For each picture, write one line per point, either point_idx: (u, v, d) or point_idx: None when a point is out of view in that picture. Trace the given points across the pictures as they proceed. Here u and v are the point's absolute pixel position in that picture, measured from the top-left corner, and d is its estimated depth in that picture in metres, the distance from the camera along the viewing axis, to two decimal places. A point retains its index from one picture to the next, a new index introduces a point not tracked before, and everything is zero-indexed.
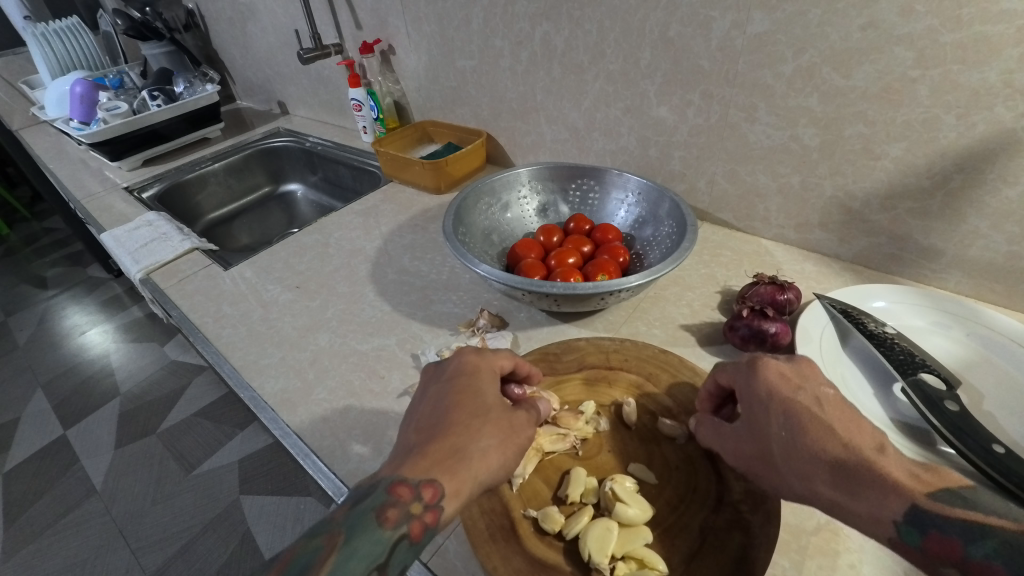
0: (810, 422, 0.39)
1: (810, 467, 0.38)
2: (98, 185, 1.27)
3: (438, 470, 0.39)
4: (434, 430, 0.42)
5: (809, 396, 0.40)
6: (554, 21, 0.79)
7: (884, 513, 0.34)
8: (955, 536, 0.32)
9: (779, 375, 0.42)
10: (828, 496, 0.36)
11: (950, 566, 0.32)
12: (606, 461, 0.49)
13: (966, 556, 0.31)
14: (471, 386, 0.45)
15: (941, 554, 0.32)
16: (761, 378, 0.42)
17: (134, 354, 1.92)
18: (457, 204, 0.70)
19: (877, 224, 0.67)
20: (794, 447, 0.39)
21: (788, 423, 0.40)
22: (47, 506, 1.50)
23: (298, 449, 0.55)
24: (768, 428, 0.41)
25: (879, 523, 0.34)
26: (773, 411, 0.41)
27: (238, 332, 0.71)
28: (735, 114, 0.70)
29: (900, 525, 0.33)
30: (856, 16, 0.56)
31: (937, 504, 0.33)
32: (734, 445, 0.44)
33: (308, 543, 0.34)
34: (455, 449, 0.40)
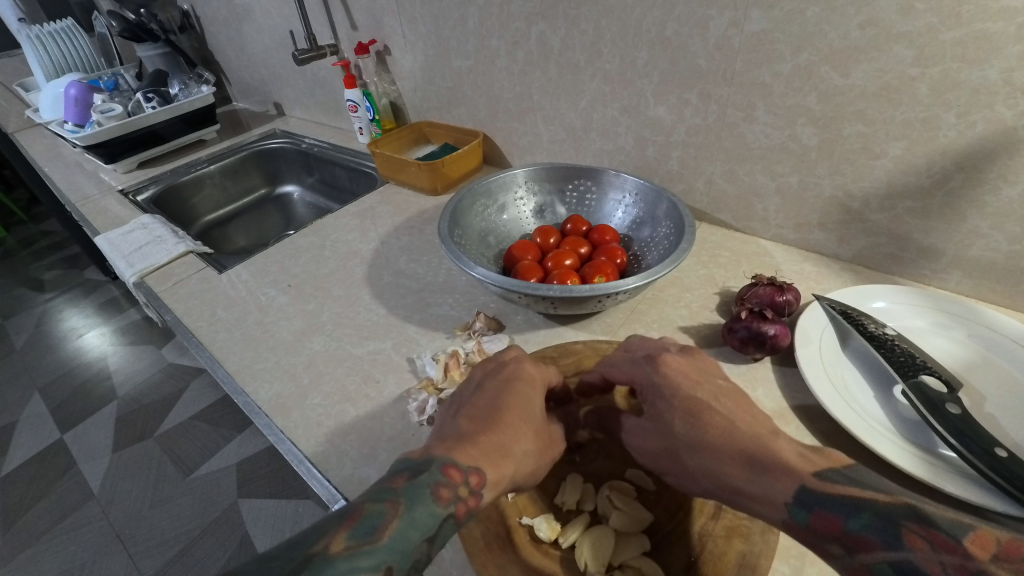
0: (707, 414, 0.43)
1: (715, 456, 0.40)
2: (94, 188, 1.26)
3: (484, 461, 0.39)
4: (484, 424, 0.43)
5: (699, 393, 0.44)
6: (551, 21, 0.79)
7: (778, 493, 0.36)
8: (836, 509, 0.33)
9: (678, 374, 0.46)
10: (728, 482, 0.39)
11: (832, 543, 0.33)
12: (603, 467, 0.48)
13: (846, 530, 0.33)
14: (523, 392, 0.47)
15: (825, 531, 0.33)
16: (661, 376, 0.46)
17: (132, 356, 1.91)
18: (453, 205, 0.70)
19: (877, 224, 0.67)
20: (695, 437, 0.42)
21: (688, 418, 0.43)
22: (45, 511, 1.49)
23: (292, 455, 0.54)
24: (669, 422, 0.44)
25: (775, 506, 0.36)
26: (676, 406, 0.44)
27: (233, 336, 0.70)
28: (733, 113, 0.69)
29: (790, 506, 0.35)
30: (855, 14, 0.56)
31: (821, 482, 0.35)
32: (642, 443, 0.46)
33: (374, 504, 0.33)
34: (500, 445, 0.41)
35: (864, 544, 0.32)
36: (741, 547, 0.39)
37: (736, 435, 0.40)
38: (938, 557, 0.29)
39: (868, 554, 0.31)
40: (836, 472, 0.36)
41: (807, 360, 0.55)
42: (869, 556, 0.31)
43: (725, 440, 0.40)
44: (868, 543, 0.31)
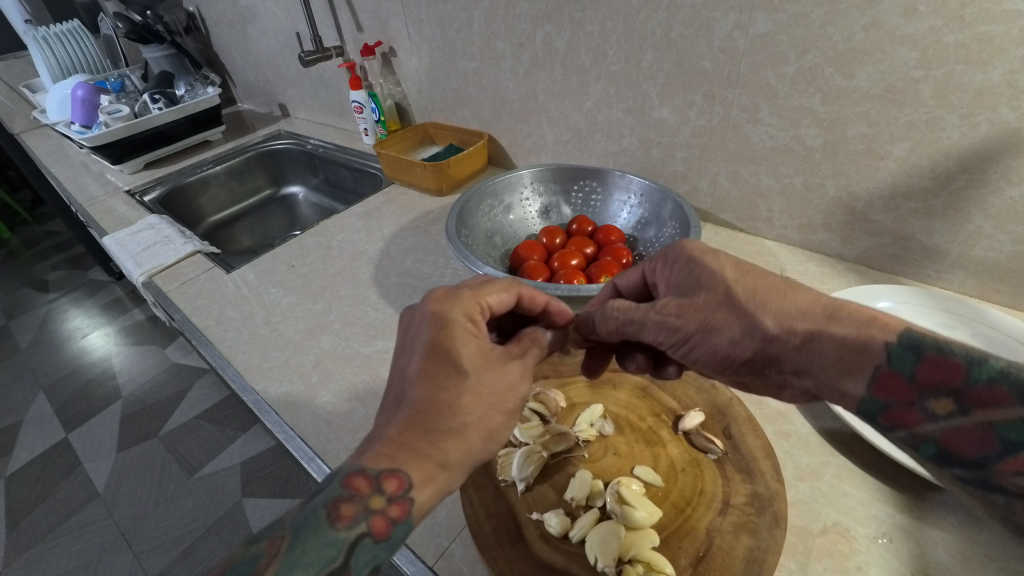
0: (739, 274, 0.43)
1: (767, 312, 0.40)
2: (100, 189, 1.27)
3: (404, 459, 0.38)
4: (401, 402, 0.40)
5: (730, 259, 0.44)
6: (556, 23, 0.79)
7: (874, 339, 0.36)
8: (959, 360, 0.33)
9: (699, 245, 0.46)
10: (805, 326, 0.39)
11: (944, 393, 0.34)
12: (612, 463, 0.47)
13: (965, 384, 0.33)
14: (439, 357, 0.41)
15: (933, 382, 0.34)
16: (690, 249, 0.46)
17: (136, 357, 1.92)
18: (460, 206, 0.71)
19: (881, 224, 0.67)
20: (752, 287, 0.42)
21: (740, 271, 0.43)
22: (50, 510, 1.50)
23: (301, 452, 0.55)
24: (708, 278, 0.43)
25: (870, 352, 0.36)
26: (722, 259, 0.44)
27: (241, 335, 0.71)
28: (738, 114, 0.70)
29: (894, 349, 0.35)
30: (859, 16, 0.56)
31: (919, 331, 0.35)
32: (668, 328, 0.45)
33: (247, 550, 0.33)
34: (425, 430, 0.39)
35: (988, 399, 0.32)
36: (748, 544, 0.40)
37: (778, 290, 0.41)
38: None
39: (991, 411, 0.32)
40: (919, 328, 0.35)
41: None
42: (993, 413, 0.32)
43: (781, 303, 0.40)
44: (992, 396, 0.32)
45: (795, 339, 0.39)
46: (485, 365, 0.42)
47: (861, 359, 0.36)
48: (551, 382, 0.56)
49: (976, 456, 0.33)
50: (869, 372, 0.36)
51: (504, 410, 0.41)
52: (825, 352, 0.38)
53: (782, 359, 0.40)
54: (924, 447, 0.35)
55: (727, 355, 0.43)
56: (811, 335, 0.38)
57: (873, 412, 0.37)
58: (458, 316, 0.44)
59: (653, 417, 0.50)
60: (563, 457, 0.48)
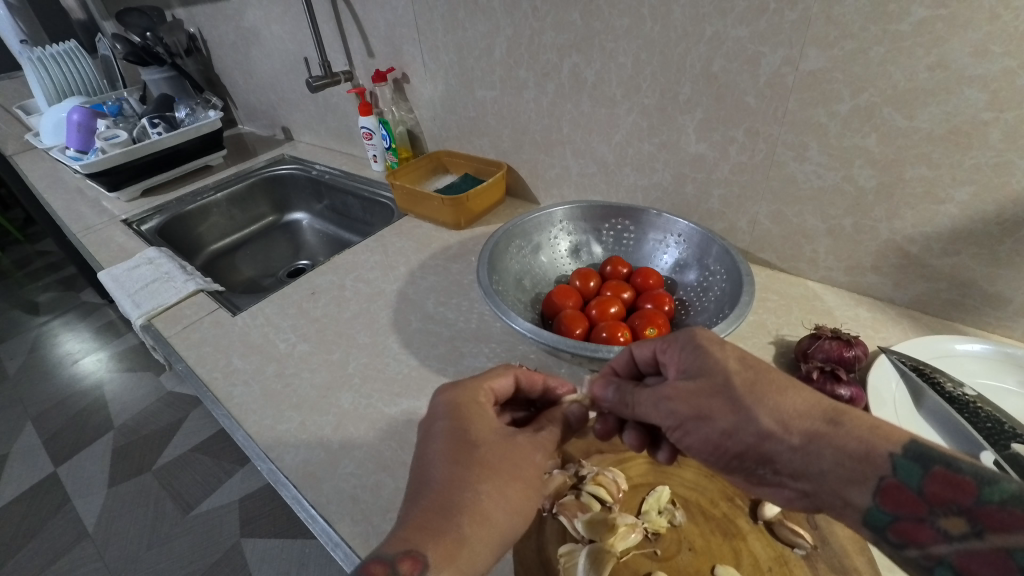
0: (744, 366, 0.39)
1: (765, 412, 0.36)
2: (96, 217, 1.21)
3: (422, 539, 0.37)
4: (417, 487, 0.40)
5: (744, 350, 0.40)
6: (585, 53, 0.76)
7: (877, 448, 0.32)
8: (968, 478, 0.29)
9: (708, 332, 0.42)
10: (805, 428, 0.35)
11: (955, 512, 0.29)
12: (689, 561, 0.42)
13: (976, 500, 0.28)
14: (455, 441, 0.43)
15: (943, 498, 0.30)
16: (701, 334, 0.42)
17: (129, 384, 1.84)
18: (488, 251, 0.66)
19: (938, 270, 0.63)
20: (754, 379, 0.38)
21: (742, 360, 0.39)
22: (36, 552, 1.42)
23: (326, 537, 0.49)
24: (712, 368, 0.39)
25: (871, 458, 0.32)
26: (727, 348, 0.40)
27: (252, 390, 0.66)
28: (784, 152, 0.66)
29: (898, 460, 0.31)
30: (922, 55, 0.53)
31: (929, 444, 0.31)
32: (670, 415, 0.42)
33: None
34: (441, 512, 0.38)
35: (997, 520, 0.27)
36: None
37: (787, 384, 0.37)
38: None
39: (1010, 535, 0.26)
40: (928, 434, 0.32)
41: None
42: (1007, 537, 0.26)
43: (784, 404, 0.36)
44: (1000, 515, 0.26)
45: (792, 439, 0.35)
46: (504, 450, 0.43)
47: (863, 469, 0.32)
48: (608, 458, 0.51)
49: None
50: (873, 484, 0.32)
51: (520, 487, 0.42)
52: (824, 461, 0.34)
53: (776, 457, 0.36)
54: (940, 570, 0.29)
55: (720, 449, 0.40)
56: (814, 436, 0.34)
57: (881, 524, 0.32)
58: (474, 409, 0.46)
59: (727, 502, 0.45)
60: (632, 555, 0.43)
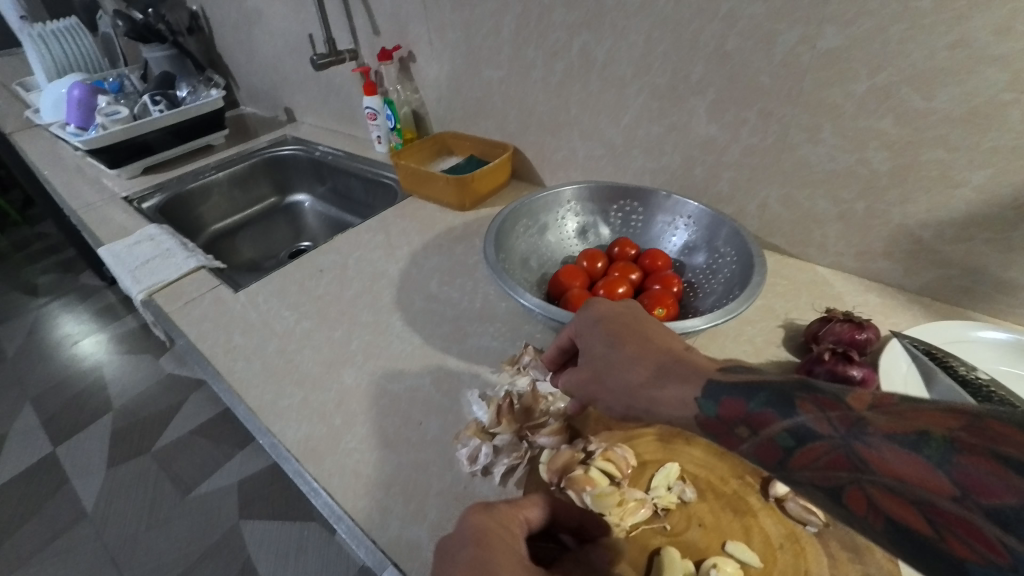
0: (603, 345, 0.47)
1: (637, 361, 0.44)
2: (96, 195, 1.20)
3: None
4: None
5: (636, 317, 0.48)
6: (596, 31, 0.74)
7: (690, 398, 0.39)
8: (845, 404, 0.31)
9: (590, 314, 0.50)
10: (655, 393, 0.41)
11: (826, 439, 0.31)
12: (699, 538, 0.42)
13: (827, 421, 0.31)
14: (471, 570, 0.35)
15: (810, 431, 0.32)
16: (597, 309, 0.49)
17: (128, 367, 1.84)
18: (495, 229, 0.65)
19: (950, 256, 0.62)
20: (614, 355, 0.45)
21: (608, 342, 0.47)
22: (35, 531, 1.42)
23: (328, 510, 0.49)
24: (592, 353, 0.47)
25: (691, 387, 0.39)
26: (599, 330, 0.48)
27: (254, 366, 0.65)
28: (797, 134, 0.65)
29: (701, 402, 0.37)
30: (943, 33, 0.52)
31: (735, 376, 0.38)
32: (577, 376, 0.48)
33: None
34: None
35: (872, 441, 0.29)
36: None
37: (658, 337, 0.46)
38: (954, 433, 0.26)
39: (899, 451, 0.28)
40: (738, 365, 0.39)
41: None
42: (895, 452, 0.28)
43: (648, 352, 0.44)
44: (1001, 483, 0.24)
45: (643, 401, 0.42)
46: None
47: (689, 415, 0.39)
48: (616, 435, 0.50)
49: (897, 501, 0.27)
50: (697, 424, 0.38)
51: None
52: (666, 391, 0.41)
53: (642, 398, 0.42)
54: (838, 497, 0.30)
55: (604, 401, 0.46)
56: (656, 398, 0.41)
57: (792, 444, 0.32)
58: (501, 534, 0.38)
59: (737, 479, 0.45)
60: (641, 530, 0.43)
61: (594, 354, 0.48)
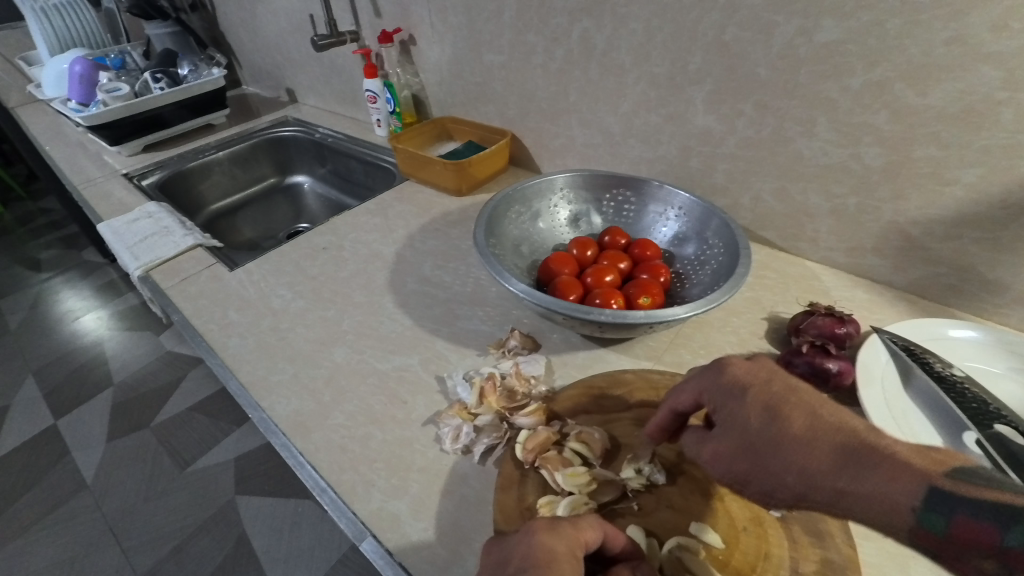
0: (754, 417, 0.36)
1: (796, 444, 0.34)
2: (97, 170, 1.21)
3: None
4: None
5: (790, 381, 0.37)
6: (596, 18, 0.74)
7: (897, 500, 0.29)
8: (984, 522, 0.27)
9: (731, 376, 0.39)
10: (830, 488, 0.32)
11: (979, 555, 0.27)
12: (666, 518, 0.43)
13: (1002, 544, 0.26)
14: None
15: (970, 542, 0.27)
16: (729, 372, 0.39)
17: (129, 343, 1.86)
18: (487, 214, 0.66)
19: (939, 254, 0.63)
20: (770, 436, 0.35)
21: (764, 414, 0.36)
22: (37, 500, 1.45)
23: (313, 482, 0.50)
24: (737, 426, 0.37)
25: (903, 487, 0.29)
26: (746, 400, 0.37)
27: (247, 342, 0.66)
28: (792, 127, 0.65)
29: (919, 512, 0.28)
30: (940, 29, 0.52)
31: (969, 487, 0.27)
32: (715, 452, 0.38)
33: None
34: None
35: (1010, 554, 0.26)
36: None
37: (827, 408, 0.34)
38: None
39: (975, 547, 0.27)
40: (971, 465, 0.29)
41: (871, 403, 0.51)
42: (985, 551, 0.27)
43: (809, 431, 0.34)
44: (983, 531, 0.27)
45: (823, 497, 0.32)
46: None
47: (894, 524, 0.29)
48: (593, 418, 0.51)
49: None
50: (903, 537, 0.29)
51: None
52: (867, 489, 0.30)
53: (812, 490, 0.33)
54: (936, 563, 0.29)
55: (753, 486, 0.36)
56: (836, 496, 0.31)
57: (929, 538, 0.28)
58: (564, 557, 0.35)
59: None
60: (610, 509, 0.45)
61: (726, 425, 0.38)
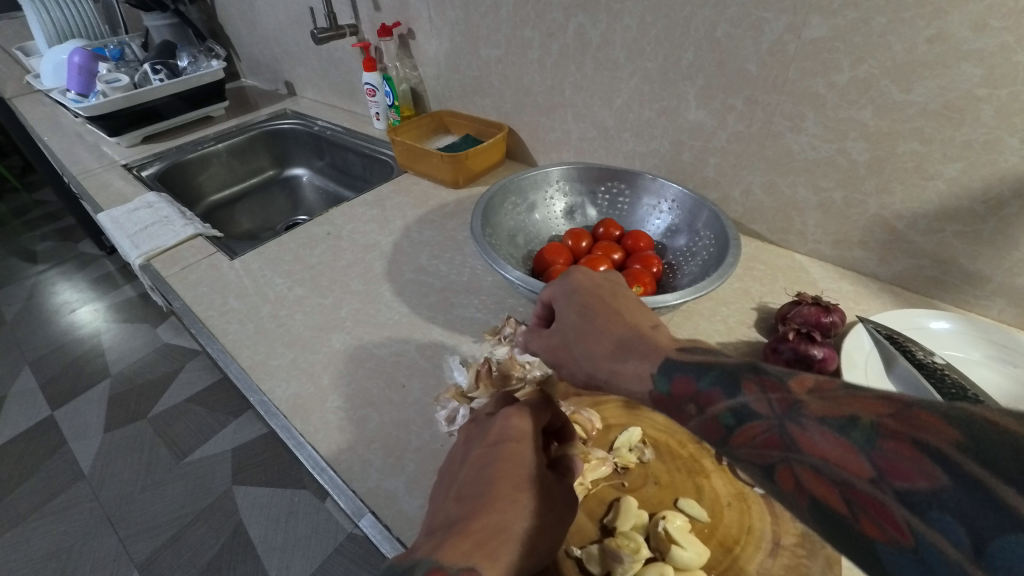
0: (575, 316, 0.45)
1: (600, 331, 0.43)
2: (95, 161, 1.21)
3: (477, 555, 0.35)
4: (474, 496, 0.39)
5: (614, 289, 0.47)
6: (591, 14, 0.75)
7: (644, 371, 0.37)
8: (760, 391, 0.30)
9: (583, 279, 0.48)
10: (608, 366, 0.41)
11: (690, 405, 0.34)
12: (654, 493, 0.46)
13: (698, 390, 0.33)
14: (510, 454, 0.42)
15: (683, 395, 0.34)
16: (575, 280, 0.48)
17: (126, 335, 1.86)
18: (483, 204, 0.67)
19: (922, 246, 0.64)
20: (582, 328, 0.44)
21: (581, 314, 0.45)
22: (34, 489, 1.46)
23: (311, 462, 0.51)
24: (562, 323, 0.46)
25: (648, 362, 0.38)
26: (576, 301, 0.46)
27: (246, 328, 0.67)
28: (781, 122, 0.67)
29: (655, 377, 0.37)
30: (923, 27, 0.53)
31: (691, 356, 0.36)
32: (546, 345, 0.47)
33: None
34: (495, 528, 0.37)
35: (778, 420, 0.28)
36: None
37: (629, 311, 0.44)
38: (868, 424, 0.24)
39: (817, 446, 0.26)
40: (699, 346, 0.38)
41: None
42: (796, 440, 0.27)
43: (609, 325, 0.43)
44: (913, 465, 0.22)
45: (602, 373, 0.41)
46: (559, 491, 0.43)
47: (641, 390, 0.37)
48: (585, 400, 0.54)
49: (771, 467, 0.28)
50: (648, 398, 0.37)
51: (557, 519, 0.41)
52: (627, 365, 0.39)
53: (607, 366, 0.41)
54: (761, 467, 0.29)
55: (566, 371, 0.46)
56: (612, 374, 0.40)
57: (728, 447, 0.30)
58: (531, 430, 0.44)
59: (694, 444, 0.49)
60: (601, 486, 0.47)
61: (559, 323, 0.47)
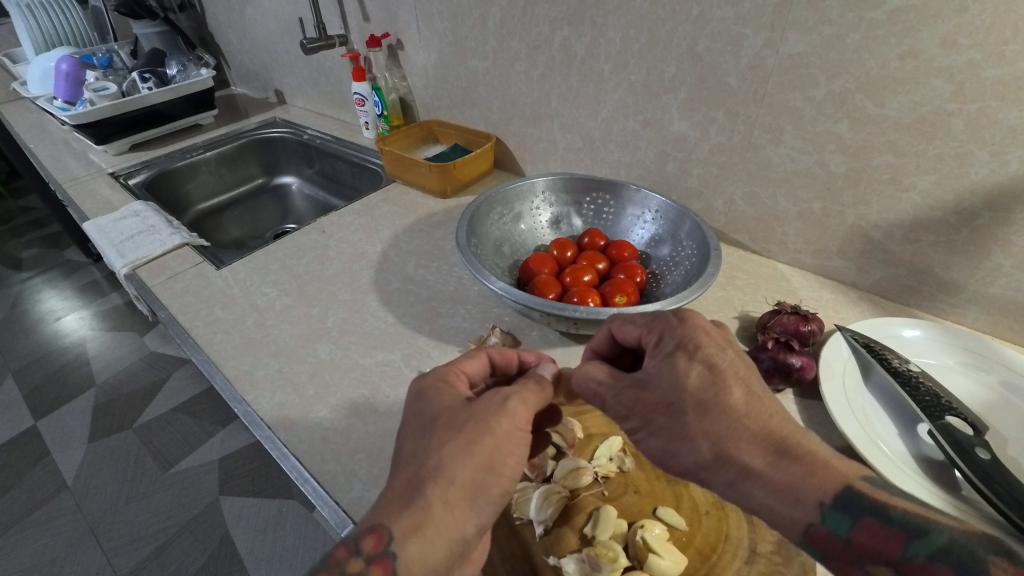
0: (696, 387, 0.41)
1: (728, 421, 0.40)
2: (83, 169, 1.21)
3: (388, 517, 0.38)
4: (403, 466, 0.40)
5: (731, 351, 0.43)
6: (576, 27, 0.77)
7: (811, 494, 0.37)
8: (898, 532, 0.35)
9: (698, 330, 0.44)
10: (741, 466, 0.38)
11: (883, 564, 0.35)
12: (634, 502, 0.47)
13: (904, 557, 0.34)
14: (437, 423, 0.42)
15: (872, 546, 0.36)
16: (689, 328, 0.44)
17: (112, 343, 1.84)
18: (469, 215, 0.68)
19: (898, 256, 0.66)
20: (704, 408, 0.40)
21: (704, 378, 0.41)
22: (16, 501, 1.44)
23: (296, 473, 0.51)
24: (671, 385, 0.42)
25: (819, 485, 0.37)
26: (695, 357, 0.42)
27: (232, 338, 0.67)
28: (760, 135, 0.68)
29: (827, 508, 0.37)
30: (895, 44, 0.55)
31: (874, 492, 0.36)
32: (634, 395, 0.43)
33: None
34: (409, 487, 0.39)
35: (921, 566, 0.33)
36: None
37: (755, 400, 0.40)
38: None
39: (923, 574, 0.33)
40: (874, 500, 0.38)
41: (831, 395, 0.54)
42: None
43: (748, 413, 0.40)
44: None
45: (726, 472, 0.39)
46: (501, 448, 0.41)
47: (796, 516, 0.37)
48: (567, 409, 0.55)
49: None
50: (802, 530, 0.37)
51: (496, 468, 0.40)
52: (778, 475, 0.38)
53: (730, 461, 0.39)
54: None
55: (675, 455, 0.42)
56: (747, 474, 0.38)
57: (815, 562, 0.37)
58: (461, 398, 0.45)
59: None
60: (582, 495, 0.48)
61: (655, 373, 0.43)
